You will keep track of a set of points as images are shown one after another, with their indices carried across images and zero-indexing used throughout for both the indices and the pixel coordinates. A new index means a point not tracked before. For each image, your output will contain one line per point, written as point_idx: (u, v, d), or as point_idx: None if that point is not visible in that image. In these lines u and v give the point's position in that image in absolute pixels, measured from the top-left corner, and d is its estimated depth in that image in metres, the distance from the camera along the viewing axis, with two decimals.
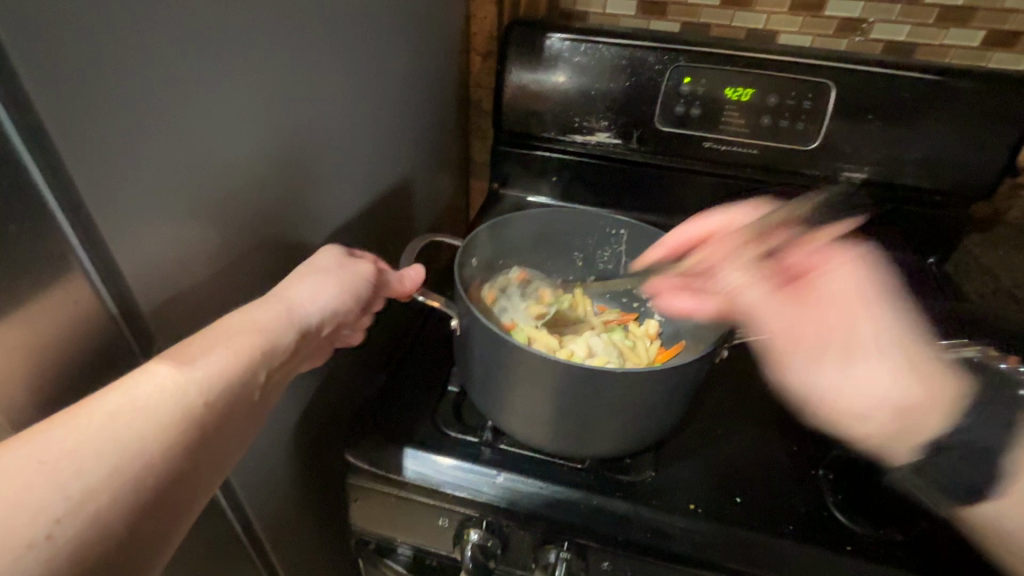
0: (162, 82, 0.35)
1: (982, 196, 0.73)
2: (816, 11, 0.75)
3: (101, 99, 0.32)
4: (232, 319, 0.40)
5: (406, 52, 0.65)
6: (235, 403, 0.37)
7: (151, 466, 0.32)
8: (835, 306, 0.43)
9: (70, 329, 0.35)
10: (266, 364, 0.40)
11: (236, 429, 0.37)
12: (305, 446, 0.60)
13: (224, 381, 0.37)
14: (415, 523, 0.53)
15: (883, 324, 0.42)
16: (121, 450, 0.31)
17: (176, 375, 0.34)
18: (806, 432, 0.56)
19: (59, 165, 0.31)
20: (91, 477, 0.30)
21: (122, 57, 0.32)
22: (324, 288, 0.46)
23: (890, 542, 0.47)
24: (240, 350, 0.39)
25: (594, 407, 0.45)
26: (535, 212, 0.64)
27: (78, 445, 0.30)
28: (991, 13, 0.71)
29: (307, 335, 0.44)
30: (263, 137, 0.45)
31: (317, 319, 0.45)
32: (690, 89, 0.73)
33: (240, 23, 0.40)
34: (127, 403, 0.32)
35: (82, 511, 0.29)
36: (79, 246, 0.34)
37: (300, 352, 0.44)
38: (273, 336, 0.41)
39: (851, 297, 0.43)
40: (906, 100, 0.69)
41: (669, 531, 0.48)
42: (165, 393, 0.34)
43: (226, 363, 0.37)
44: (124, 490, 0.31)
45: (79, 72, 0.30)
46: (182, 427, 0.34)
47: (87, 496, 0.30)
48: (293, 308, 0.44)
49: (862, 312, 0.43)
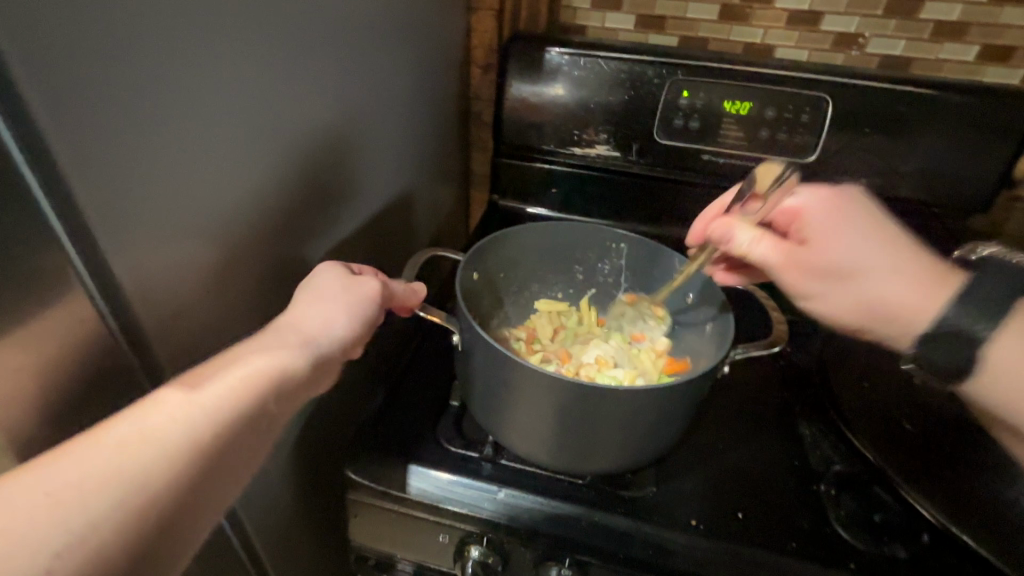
0: (163, 100, 0.35)
1: (980, 208, 0.74)
2: (812, 26, 0.76)
3: (102, 118, 0.32)
4: (243, 353, 0.39)
5: (407, 65, 0.66)
6: (244, 434, 0.36)
7: (154, 500, 0.32)
8: (824, 233, 0.45)
9: (69, 348, 0.35)
10: (278, 395, 0.39)
11: (245, 461, 0.37)
12: (304, 460, 0.60)
13: (232, 413, 0.36)
14: (415, 539, 0.53)
15: (846, 257, 0.44)
16: (123, 486, 0.31)
17: (184, 407, 0.34)
18: (807, 446, 0.56)
19: (62, 184, 0.31)
20: (92, 512, 0.30)
21: (124, 76, 0.32)
22: (332, 315, 0.45)
23: (894, 559, 0.47)
24: (251, 380, 0.38)
25: (597, 423, 0.45)
26: (537, 225, 0.64)
27: (83, 480, 0.30)
28: (985, 28, 0.72)
29: (322, 365, 0.43)
30: (264, 152, 0.45)
31: (329, 347, 0.44)
32: (689, 102, 0.74)
33: (244, 44, 0.40)
34: (133, 436, 0.32)
35: (82, 547, 0.29)
36: (80, 263, 0.34)
37: (315, 383, 0.43)
38: (285, 366, 0.40)
39: (840, 228, 0.45)
40: (902, 113, 0.70)
41: (671, 548, 0.47)
42: (173, 424, 0.34)
43: (234, 395, 0.36)
44: (127, 525, 0.31)
45: (81, 92, 0.30)
46: (187, 461, 0.33)
47: (87, 531, 0.30)
48: (306, 339, 0.43)
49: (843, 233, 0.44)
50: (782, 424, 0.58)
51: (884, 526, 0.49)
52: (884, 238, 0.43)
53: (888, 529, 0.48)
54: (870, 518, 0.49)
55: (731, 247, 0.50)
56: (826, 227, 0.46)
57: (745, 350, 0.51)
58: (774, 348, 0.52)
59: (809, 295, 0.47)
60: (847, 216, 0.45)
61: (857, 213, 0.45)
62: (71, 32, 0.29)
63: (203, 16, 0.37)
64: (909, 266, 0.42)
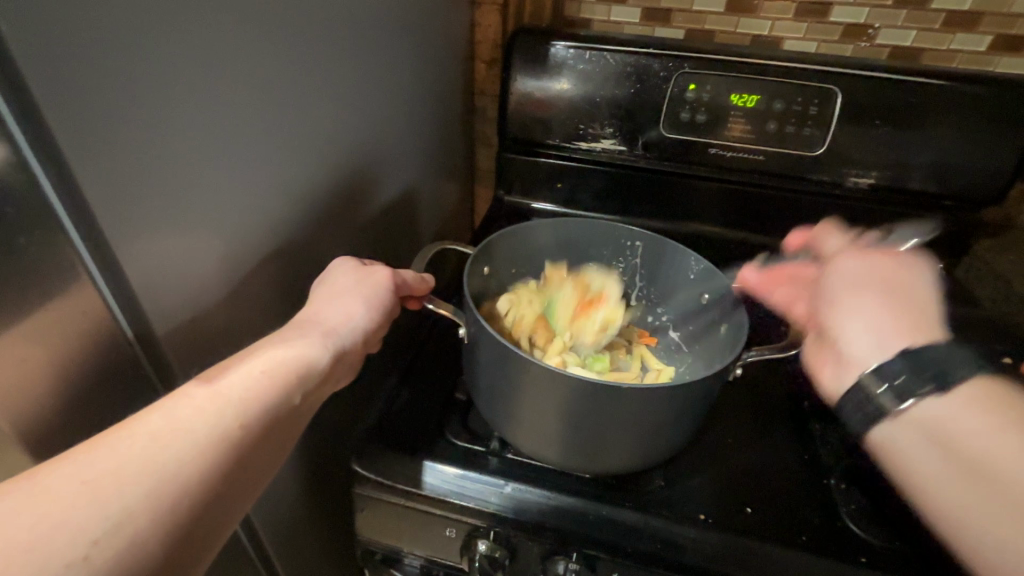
0: (169, 91, 0.35)
1: (993, 200, 0.72)
2: (820, 17, 0.75)
3: (110, 108, 0.32)
4: (266, 345, 0.40)
5: (411, 59, 0.65)
6: (272, 425, 0.37)
7: (188, 488, 0.32)
8: (899, 289, 0.45)
9: (77, 339, 0.35)
10: (301, 387, 0.39)
11: (272, 452, 0.37)
12: (311, 454, 0.60)
13: (261, 406, 0.36)
14: (422, 533, 0.53)
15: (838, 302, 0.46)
16: (160, 475, 0.31)
17: (213, 398, 0.35)
18: (817, 441, 0.55)
19: (68, 177, 0.31)
20: (130, 500, 0.30)
21: (129, 66, 0.32)
22: (350, 309, 0.46)
23: (906, 553, 0.46)
24: (276, 371, 0.38)
25: (606, 419, 0.45)
26: (546, 221, 0.63)
27: (120, 469, 0.30)
28: (998, 17, 0.71)
29: (341, 358, 0.43)
30: (270, 145, 0.45)
31: (347, 340, 0.44)
32: (696, 95, 0.73)
33: (251, 37, 0.40)
34: (167, 424, 0.32)
35: (120, 535, 0.29)
36: (88, 256, 0.34)
37: (334, 376, 0.43)
38: (307, 357, 0.40)
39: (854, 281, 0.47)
40: (913, 104, 0.69)
41: (680, 542, 0.47)
42: (204, 415, 0.34)
43: (261, 387, 0.37)
44: (163, 512, 0.31)
45: (88, 81, 0.30)
46: (219, 452, 0.34)
47: (124, 519, 0.29)
48: (327, 331, 0.44)
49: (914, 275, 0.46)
50: (791, 419, 0.58)
51: (895, 521, 0.48)
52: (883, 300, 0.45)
53: (900, 524, 0.48)
54: (882, 512, 0.49)
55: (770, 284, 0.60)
56: (896, 279, 0.45)
57: (758, 353, 0.50)
58: (792, 350, 0.50)
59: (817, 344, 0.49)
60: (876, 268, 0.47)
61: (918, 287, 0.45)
62: (77, 21, 0.29)
63: (208, 7, 0.36)
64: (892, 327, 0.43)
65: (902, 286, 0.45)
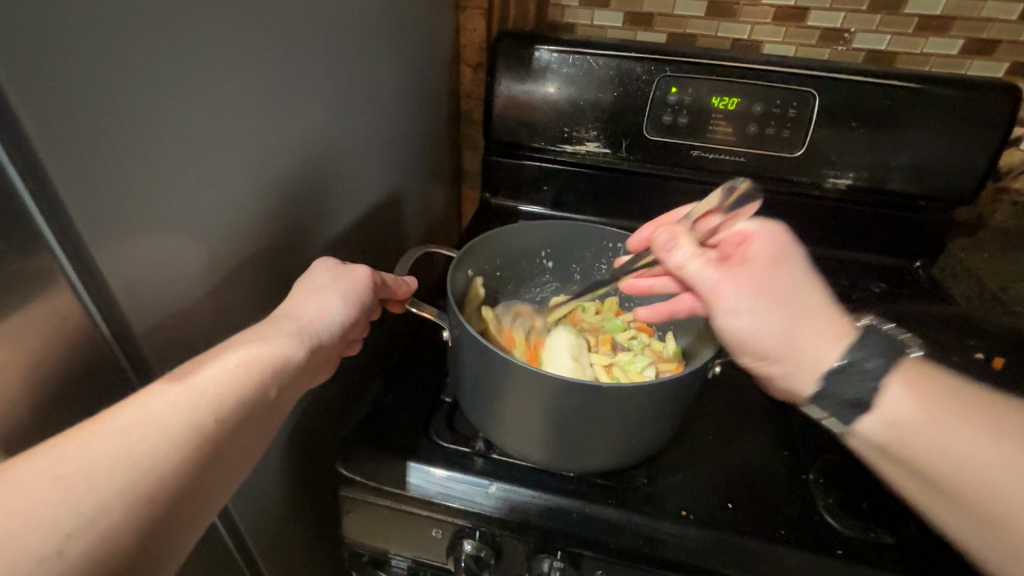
0: (146, 87, 0.35)
1: (968, 199, 0.74)
2: (798, 21, 0.77)
3: (85, 105, 0.31)
4: (240, 338, 0.40)
5: (396, 63, 0.66)
6: (247, 418, 0.37)
7: (163, 482, 0.32)
8: (761, 280, 0.43)
9: (59, 342, 0.35)
10: (277, 380, 0.40)
11: (248, 445, 0.37)
12: (296, 457, 0.60)
13: (234, 399, 0.36)
14: (408, 534, 0.53)
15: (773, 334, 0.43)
16: (133, 467, 0.31)
17: (186, 393, 0.35)
18: (796, 438, 0.56)
19: (47, 182, 0.31)
20: (103, 494, 0.30)
21: (104, 61, 0.32)
22: (328, 304, 0.47)
23: (880, 545, 0.47)
24: (251, 364, 0.39)
25: (589, 418, 0.46)
26: (529, 223, 0.63)
27: (92, 463, 0.31)
28: (968, 22, 0.73)
29: (317, 350, 0.44)
30: (250, 144, 0.45)
31: (324, 335, 0.45)
32: (677, 98, 0.75)
33: (233, 39, 0.41)
34: (139, 419, 0.33)
35: (94, 528, 0.29)
36: (67, 257, 0.34)
37: (310, 368, 0.44)
38: (283, 351, 0.41)
39: (779, 279, 0.43)
40: (888, 106, 0.71)
41: (661, 537, 0.48)
42: (177, 408, 0.34)
43: (235, 380, 0.37)
44: (137, 507, 0.31)
45: (63, 79, 0.30)
46: (193, 445, 0.34)
47: (98, 513, 0.30)
48: (303, 326, 0.44)
49: (782, 280, 0.43)
50: (770, 417, 0.59)
51: (870, 513, 0.49)
52: (811, 293, 0.43)
53: (875, 515, 0.49)
54: (859, 505, 0.50)
55: (672, 258, 0.47)
56: (767, 270, 0.44)
57: (736, 350, 0.51)
58: None
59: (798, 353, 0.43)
60: (789, 263, 0.44)
61: (795, 267, 0.44)
62: (49, 18, 0.29)
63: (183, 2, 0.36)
64: (823, 306, 0.43)
65: (776, 274, 0.43)
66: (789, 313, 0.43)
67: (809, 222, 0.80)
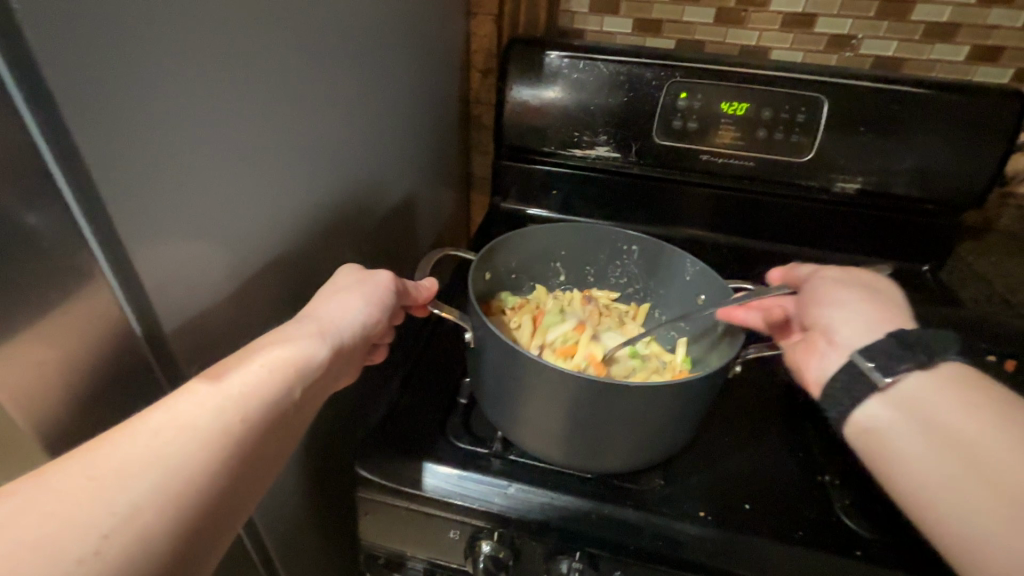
0: (177, 84, 0.35)
1: (974, 205, 0.75)
2: (806, 28, 0.78)
3: (122, 101, 0.32)
4: (264, 338, 0.41)
5: (411, 66, 0.67)
6: (274, 418, 0.37)
7: (194, 482, 0.32)
8: (857, 277, 0.50)
9: (96, 342, 0.36)
10: (301, 380, 0.40)
11: (277, 447, 0.38)
12: (312, 459, 0.60)
13: (259, 399, 0.37)
14: (425, 536, 0.53)
15: (835, 299, 0.48)
16: (165, 468, 0.31)
17: (214, 393, 0.35)
18: (810, 439, 0.57)
19: (88, 183, 0.31)
20: (136, 494, 0.30)
21: (140, 58, 0.32)
22: (350, 305, 0.47)
23: (900, 546, 0.48)
24: (276, 367, 0.39)
25: (611, 419, 0.46)
26: (544, 225, 0.64)
27: (124, 464, 0.31)
28: (974, 29, 0.74)
29: (338, 350, 0.44)
30: (273, 143, 0.45)
31: (346, 336, 0.45)
32: (687, 103, 0.75)
33: (261, 46, 0.41)
34: (169, 421, 0.33)
35: (129, 528, 0.29)
36: (102, 257, 0.34)
37: (333, 369, 0.44)
38: (307, 351, 0.41)
39: (867, 281, 0.50)
40: (896, 112, 0.72)
41: (681, 540, 0.48)
42: (205, 408, 0.34)
43: (259, 380, 0.37)
44: (171, 507, 0.31)
45: (101, 75, 0.30)
46: (222, 446, 0.34)
47: (133, 513, 0.30)
48: (324, 326, 0.44)
49: (888, 291, 0.49)
50: (786, 419, 0.59)
51: (888, 515, 0.49)
52: (875, 299, 0.48)
53: (892, 517, 0.49)
54: (875, 506, 0.50)
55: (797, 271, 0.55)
56: (865, 277, 0.50)
57: (756, 351, 0.51)
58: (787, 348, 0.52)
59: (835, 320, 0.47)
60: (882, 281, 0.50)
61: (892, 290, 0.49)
62: (93, 18, 0.29)
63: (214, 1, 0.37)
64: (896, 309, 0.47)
65: (875, 282, 0.50)
66: (878, 297, 0.48)
67: (815, 227, 0.81)
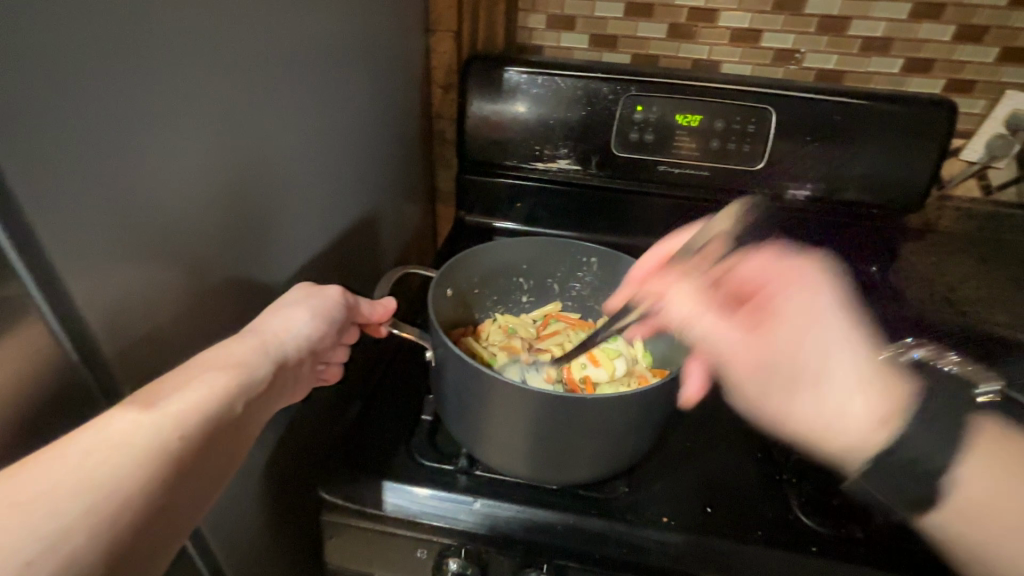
0: (117, 104, 0.35)
1: (915, 208, 0.79)
2: (753, 43, 0.82)
3: (53, 119, 0.31)
4: (205, 354, 0.40)
5: (368, 83, 0.67)
6: (213, 434, 0.37)
7: (128, 503, 0.31)
8: (755, 346, 0.42)
9: (31, 372, 0.35)
10: (244, 395, 0.40)
11: (218, 464, 0.37)
12: (274, 484, 0.59)
13: (199, 416, 0.36)
14: (390, 557, 0.53)
15: (783, 406, 0.42)
16: (95, 490, 0.31)
17: (150, 413, 0.34)
18: (769, 441, 0.58)
19: (13, 204, 0.31)
20: (65, 518, 0.29)
21: (75, 76, 0.32)
22: (295, 318, 0.47)
23: (852, 540, 0.49)
24: (219, 382, 0.39)
25: (573, 430, 0.46)
26: (505, 240, 0.64)
27: (52, 488, 0.30)
28: (906, 43, 0.79)
29: (281, 365, 0.44)
30: (220, 164, 0.44)
31: (289, 349, 0.46)
32: (643, 116, 0.78)
33: (207, 65, 0.41)
34: (102, 441, 0.32)
35: (55, 553, 0.28)
36: (34, 284, 0.33)
37: (278, 382, 0.44)
38: (249, 367, 0.42)
39: (783, 326, 0.41)
40: (839, 122, 0.75)
41: (644, 545, 0.49)
42: (140, 427, 0.33)
43: (200, 399, 0.37)
44: (102, 530, 0.30)
45: (28, 93, 0.30)
46: (160, 466, 0.33)
47: (61, 536, 0.29)
48: (267, 340, 0.44)
49: (777, 340, 0.41)
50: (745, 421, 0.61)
51: (843, 510, 0.51)
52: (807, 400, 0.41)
53: (845, 512, 0.51)
54: (830, 501, 0.52)
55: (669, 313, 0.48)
56: (750, 348, 0.43)
57: None
58: None
59: (750, 393, 0.44)
60: (811, 305, 0.41)
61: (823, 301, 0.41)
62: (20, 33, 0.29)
63: (150, 20, 0.36)
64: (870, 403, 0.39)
65: (763, 336, 0.42)
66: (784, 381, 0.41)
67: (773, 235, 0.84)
